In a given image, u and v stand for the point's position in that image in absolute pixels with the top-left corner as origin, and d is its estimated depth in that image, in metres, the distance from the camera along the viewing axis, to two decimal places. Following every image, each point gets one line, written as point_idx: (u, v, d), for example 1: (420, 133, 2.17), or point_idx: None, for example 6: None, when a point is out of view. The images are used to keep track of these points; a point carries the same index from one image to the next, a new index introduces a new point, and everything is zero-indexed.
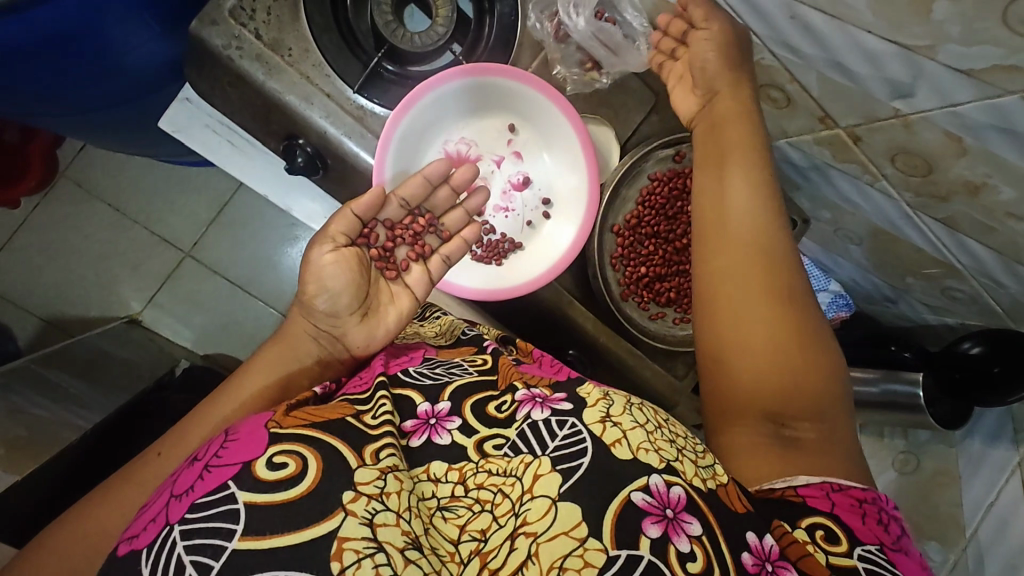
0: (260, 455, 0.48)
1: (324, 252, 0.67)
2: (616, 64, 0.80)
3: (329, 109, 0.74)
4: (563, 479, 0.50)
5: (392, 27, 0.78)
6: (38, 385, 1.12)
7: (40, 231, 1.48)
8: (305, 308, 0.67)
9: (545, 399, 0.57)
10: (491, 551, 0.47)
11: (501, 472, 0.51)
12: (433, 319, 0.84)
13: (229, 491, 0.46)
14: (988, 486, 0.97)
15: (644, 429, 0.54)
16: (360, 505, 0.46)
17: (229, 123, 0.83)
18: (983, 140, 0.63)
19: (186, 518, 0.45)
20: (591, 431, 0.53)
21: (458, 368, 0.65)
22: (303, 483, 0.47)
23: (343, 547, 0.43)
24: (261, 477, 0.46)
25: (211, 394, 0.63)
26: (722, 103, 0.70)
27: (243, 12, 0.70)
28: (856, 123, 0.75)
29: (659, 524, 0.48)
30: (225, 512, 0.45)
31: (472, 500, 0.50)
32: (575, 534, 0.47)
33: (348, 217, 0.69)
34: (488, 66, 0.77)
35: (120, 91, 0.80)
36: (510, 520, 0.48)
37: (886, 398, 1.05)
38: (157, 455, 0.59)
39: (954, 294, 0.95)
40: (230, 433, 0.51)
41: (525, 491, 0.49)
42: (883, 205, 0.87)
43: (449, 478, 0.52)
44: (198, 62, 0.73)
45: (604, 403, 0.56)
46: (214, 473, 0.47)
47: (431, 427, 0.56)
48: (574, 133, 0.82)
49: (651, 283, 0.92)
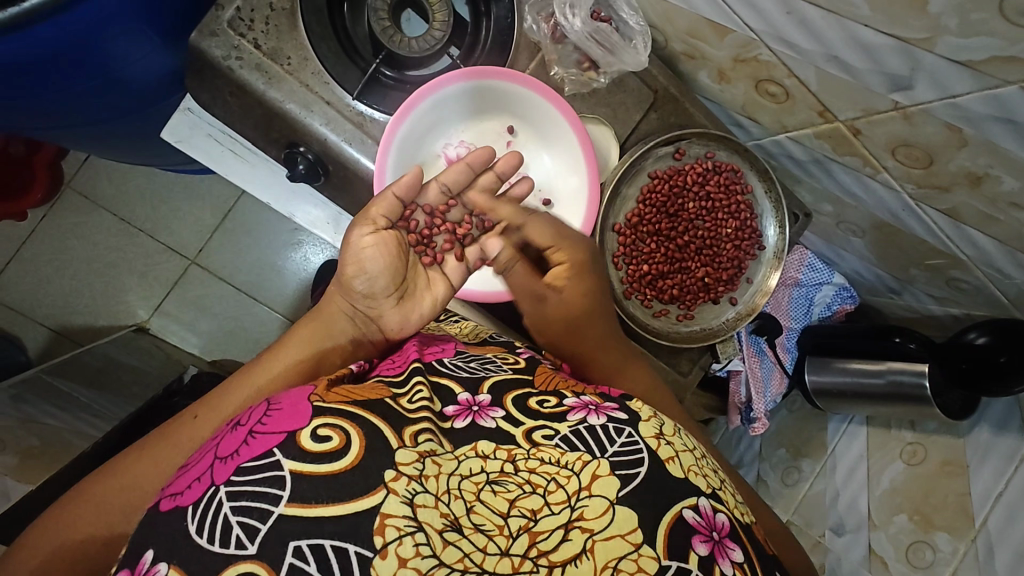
0: (303, 427, 0.48)
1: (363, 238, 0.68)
2: (613, 62, 0.80)
3: (329, 116, 0.74)
4: (622, 484, 0.51)
5: (389, 33, 0.79)
6: (50, 394, 1.13)
7: (47, 242, 1.49)
8: (344, 286, 0.68)
9: (598, 406, 0.58)
10: (541, 533, 0.48)
11: (554, 462, 0.51)
12: (450, 322, 0.87)
13: (275, 458, 0.46)
14: (997, 475, 0.96)
15: (693, 454, 0.58)
16: (401, 485, 0.46)
17: (231, 132, 0.84)
18: (984, 131, 0.63)
19: (232, 480, 0.45)
20: (647, 444, 0.55)
21: (493, 364, 0.66)
22: (347, 459, 0.47)
23: (386, 523, 0.44)
24: (307, 449, 0.47)
25: (247, 363, 0.65)
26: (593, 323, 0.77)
27: (242, 22, 0.71)
28: (855, 117, 0.75)
29: (706, 543, 0.50)
30: (270, 478, 0.45)
31: (523, 479, 0.50)
32: (631, 539, 0.49)
33: (390, 202, 0.69)
34: (488, 68, 0.77)
35: (124, 104, 0.81)
36: (566, 511, 0.49)
37: (891, 390, 1.07)
38: (192, 418, 0.60)
39: (959, 285, 0.94)
40: (273, 402, 0.52)
41: (583, 488, 0.50)
42: (885, 198, 0.86)
43: (498, 456, 0.52)
44: (199, 73, 0.74)
45: (656, 420, 0.59)
46: (259, 440, 0.48)
47: (475, 412, 0.57)
48: (573, 133, 0.82)
49: (654, 281, 0.92)
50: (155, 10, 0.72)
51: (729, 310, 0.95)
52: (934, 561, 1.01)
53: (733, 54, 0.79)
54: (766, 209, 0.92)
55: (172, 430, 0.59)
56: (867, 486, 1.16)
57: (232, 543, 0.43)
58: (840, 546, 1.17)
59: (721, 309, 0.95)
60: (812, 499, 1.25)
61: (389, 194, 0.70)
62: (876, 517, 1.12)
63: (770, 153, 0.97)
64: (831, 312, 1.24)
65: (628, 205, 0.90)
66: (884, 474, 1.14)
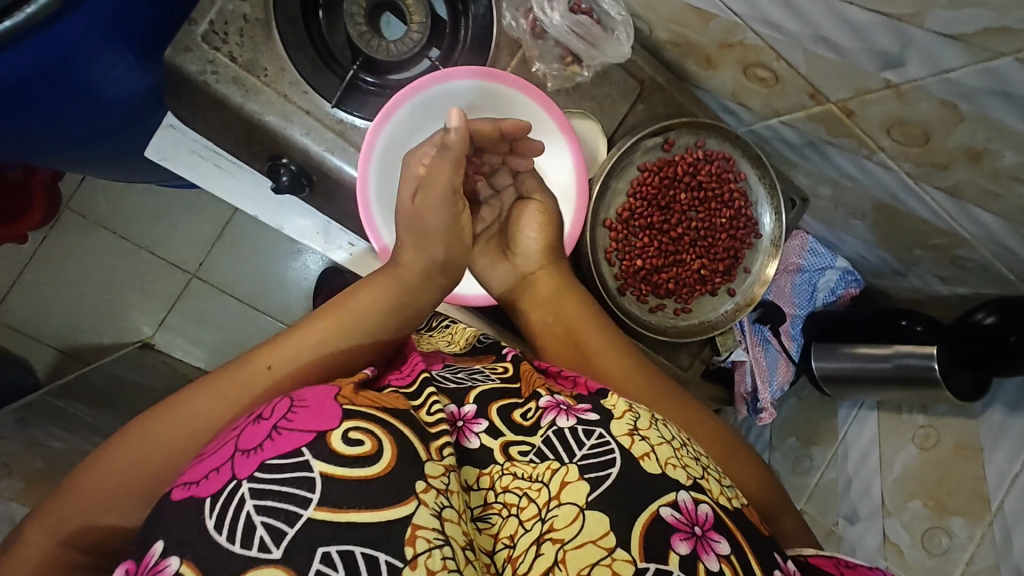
0: (334, 428, 0.46)
1: (443, 215, 0.70)
2: (595, 55, 0.78)
3: (309, 125, 0.73)
4: (591, 488, 0.52)
5: (366, 38, 0.77)
6: (57, 416, 1.14)
7: (48, 264, 1.50)
8: (427, 245, 0.71)
9: (570, 407, 0.59)
10: (519, 557, 0.50)
11: (526, 476, 0.54)
12: (441, 328, 0.87)
13: (304, 458, 0.44)
14: (1012, 456, 0.94)
15: (671, 446, 0.57)
16: (430, 497, 0.46)
17: (215, 147, 0.83)
18: (981, 105, 0.61)
19: (256, 476, 0.44)
20: (619, 444, 0.55)
21: (480, 374, 0.66)
22: (379, 466, 0.46)
23: (415, 534, 0.44)
24: (338, 450, 0.45)
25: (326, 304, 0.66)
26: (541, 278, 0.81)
27: (216, 36, 0.70)
28: (847, 97, 0.73)
29: (688, 541, 0.51)
30: (301, 479, 0.44)
31: (501, 504, 0.53)
32: (603, 543, 0.50)
33: (456, 160, 0.68)
34: (497, 72, 0.77)
35: (108, 123, 0.80)
36: (537, 525, 0.51)
37: (900, 374, 1.05)
38: (266, 369, 0.58)
39: (965, 264, 0.92)
40: (297, 397, 0.49)
41: (552, 498, 0.52)
42: (883, 178, 0.84)
43: (480, 484, 0.54)
44: (177, 90, 0.73)
45: (630, 415, 0.59)
46: (284, 436, 0.46)
47: (459, 429, 0.57)
48: (561, 134, 0.81)
49: (648, 276, 0.91)
50: (130, 25, 0.71)
51: (728, 302, 0.93)
52: (950, 546, 1.00)
53: (718, 40, 0.77)
54: (760, 197, 0.90)
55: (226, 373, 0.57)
56: (880, 473, 1.14)
57: (255, 545, 0.42)
58: (854, 534, 1.15)
59: (719, 301, 0.94)
60: (824, 487, 1.23)
61: (453, 155, 0.67)
62: (889, 503, 1.10)
63: (764, 138, 0.94)
64: (836, 297, 1.21)
65: (611, 199, 0.89)
66: (897, 460, 1.12)
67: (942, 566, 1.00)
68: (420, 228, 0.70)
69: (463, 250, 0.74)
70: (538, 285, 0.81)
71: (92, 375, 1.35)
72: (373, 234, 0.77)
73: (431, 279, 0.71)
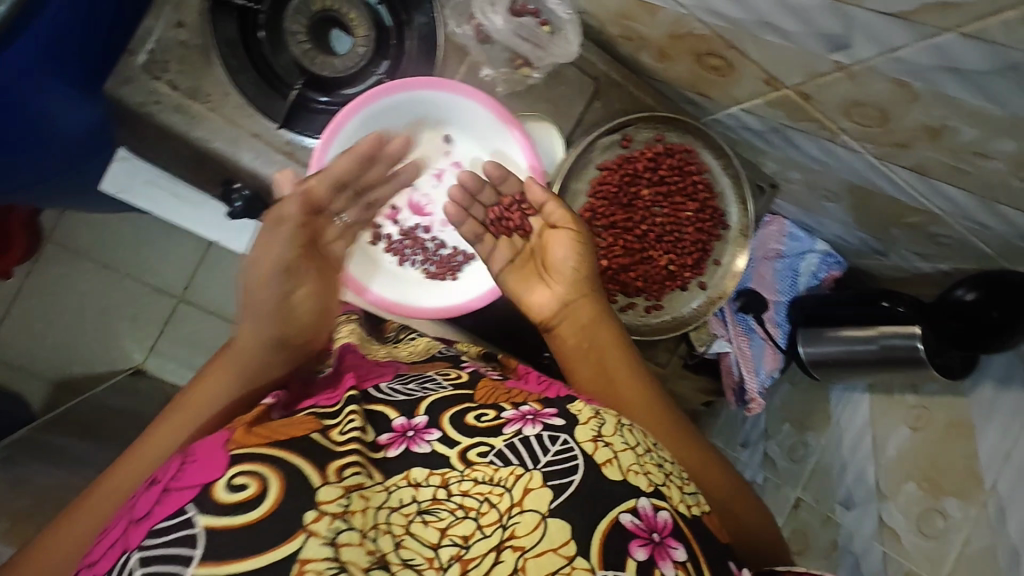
0: (218, 478, 0.48)
1: (277, 291, 0.69)
2: (543, 56, 0.78)
3: (257, 148, 0.73)
4: (554, 496, 0.52)
5: (310, 55, 0.77)
6: (47, 452, 1.14)
7: (35, 297, 1.50)
8: (258, 324, 0.68)
9: (535, 415, 0.58)
10: (472, 560, 0.49)
11: (488, 480, 0.52)
12: (407, 340, 0.86)
13: (188, 516, 0.46)
14: (1004, 432, 0.93)
15: (633, 452, 0.58)
16: (322, 525, 0.46)
17: (170, 175, 0.85)
18: (932, 83, 0.59)
19: (145, 544, 0.45)
20: (582, 450, 0.56)
21: (432, 382, 0.66)
22: (262, 507, 0.47)
23: (305, 569, 0.45)
24: (221, 501, 0.47)
25: (166, 410, 0.65)
26: (576, 301, 0.75)
27: (156, 65, 0.70)
28: (801, 82, 0.71)
29: (645, 547, 0.53)
30: (185, 538, 0.45)
31: (456, 504, 0.51)
32: (563, 552, 0.51)
33: (296, 231, 0.67)
34: (456, 86, 0.77)
35: (60, 161, 0.81)
36: (497, 531, 0.50)
37: (886, 356, 1.03)
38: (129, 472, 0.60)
39: (942, 241, 0.90)
40: (188, 454, 0.51)
41: (514, 504, 0.51)
42: (849, 160, 0.82)
43: (431, 482, 0.52)
44: (124, 120, 0.73)
45: (596, 421, 0.59)
46: (172, 497, 0.48)
47: (409, 438, 0.56)
48: (509, 131, 0.80)
49: (615, 275, 0.90)
50: (59, 58, 0.70)
51: (699, 297, 0.92)
52: (947, 527, 0.99)
53: (669, 31, 0.75)
54: (726, 186, 0.89)
55: (99, 490, 0.59)
56: (874, 456, 1.12)
57: None
58: (851, 519, 1.13)
59: (690, 295, 0.92)
60: (820, 474, 1.21)
61: (290, 227, 0.67)
62: (884, 486, 1.09)
63: (727, 126, 0.93)
64: (818, 281, 1.19)
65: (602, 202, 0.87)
66: (890, 442, 1.10)
67: (939, 549, 0.99)
68: (252, 304, 0.68)
69: (306, 328, 0.72)
70: (573, 310, 0.75)
71: (84, 407, 1.36)
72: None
73: (270, 360, 0.68)
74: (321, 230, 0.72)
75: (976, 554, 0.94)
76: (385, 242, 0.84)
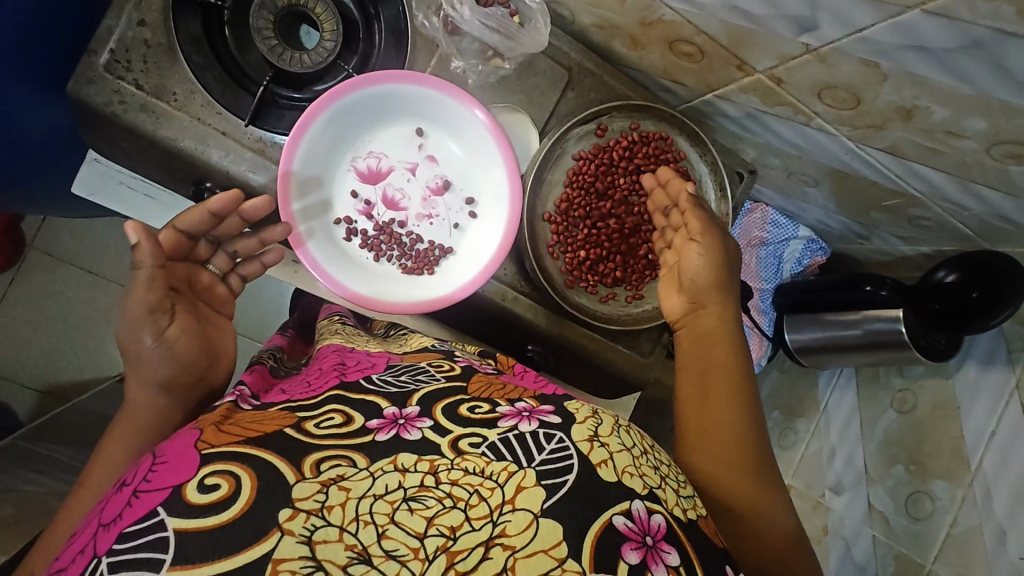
0: (189, 479, 0.49)
1: (147, 341, 0.67)
2: (513, 47, 0.79)
3: (227, 146, 0.74)
4: (547, 495, 0.51)
5: (277, 51, 0.76)
6: (32, 460, 1.13)
7: (17, 306, 1.48)
8: (143, 375, 0.68)
9: (531, 412, 0.59)
10: (459, 553, 0.46)
11: (479, 472, 0.51)
12: (399, 334, 0.89)
13: (160, 518, 0.46)
14: (988, 414, 0.92)
15: (631, 454, 0.57)
16: (297, 523, 0.46)
17: (143, 177, 0.85)
18: (900, 62, 0.58)
19: (115, 549, 0.45)
20: (577, 449, 0.55)
21: (426, 374, 0.67)
22: (234, 508, 0.47)
23: (279, 568, 0.44)
24: (192, 501, 0.47)
25: (80, 484, 0.64)
26: (707, 309, 0.76)
27: (119, 65, 0.70)
28: (772, 66, 0.71)
29: (638, 550, 0.50)
30: (155, 541, 0.45)
31: (444, 493, 0.49)
32: (554, 553, 0.48)
33: (150, 273, 0.67)
34: (420, 77, 0.77)
35: (28, 165, 0.83)
36: (486, 526, 0.48)
37: (870, 340, 1.02)
38: (77, 506, 0.60)
39: (922, 223, 0.90)
40: (160, 457, 0.52)
41: (506, 502, 0.49)
42: (827, 145, 0.82)
43: (419, 468, 0.51)
44: (90, 119, 0.73)
45: (593, 421, 0.59)
46: (144, 500, 0.48)
47: (400, 425, 0.56)
48: (473, 112, 0.80)
49: (594, 265, 0.90)
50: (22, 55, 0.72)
51: None
52: (933, 510, 0.97)
53: (639, 18, 0.75)
54: (703, 173, 0.92)
55: (45, 544, 0.58)
56: (862, 440, 1.12)
57: None
58: (840, 505, 1.13)
59: None
60: (810, 460, 1.22)
61: (145, 273, 0.67)
62: (872, 470, 1.09)
63: (705, 114, 0.92)
64: (803, 268, 1.20)
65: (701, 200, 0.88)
66: (878, 425, 1.10)
67: (926, 531, 0.98)
68: (133, 366, 0.68)
69: (194, 365, 0.70)
70: (700, 317, 0.76)
71: (71, 413, 1.35)
72: (301, 249, 0.78)
73: (166, 404, 0.68)
74: (184, 279, 0.74)
75: (962, 536, 0.92)
76: (360, 238, 0.83)
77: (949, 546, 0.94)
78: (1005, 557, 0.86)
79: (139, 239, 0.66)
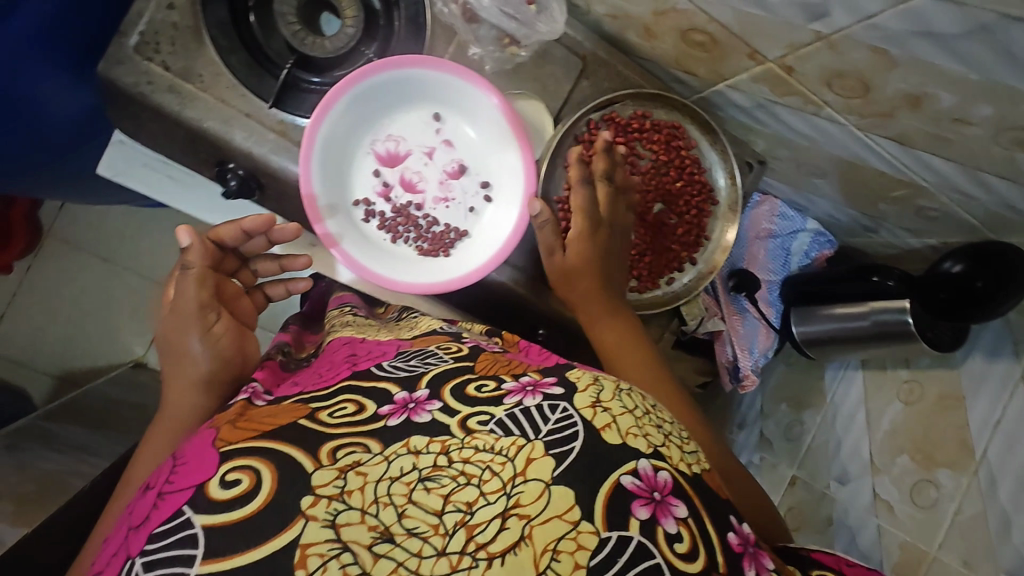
0: (210, 477, 0.50)
1: (194, 340, 0.72)
2: (527, 34, 0.81)
3: (250, 127, 0.76)
4: (556, 463, 0.52)
5: (300, 36, 0.80)
6: (47, 440, 1.15)
7: (36, 292, 1.50)
8: (185, 374, 0.71)
9: (535, 386, 0.59)
10: (477, 526, 0.48)
11: (489, 449, 0.52)
12: (411, 317, 0.91)
13: (186, 516, 0.48)
14: (994, 402, 0.93)
15: (633, 416, 0.58)
16: (320, 509, 0.48)
17: (165, 158, 0.87)
18: (910, 50, 0.59)
19: (147, 549, 0.47)
20: (581, 416, 0.56)
21: (436, 356, 0.69)
22: (255, 501, 0.49)
23: (307, 553, 0.46)
24: (216, 498, 0.49)
25: (117, 487, 0.65)
26: (586, 277, 0.85)
27: (148, 47, 0.73)
28: (784, 54, 0.72)
29: (648, 506, 0.51)
30: (185, 538, 0.47)
31: (458, 471, 0.51)
32: (568, 517, 0.49)
33: (202, 278, 0.74)
34: (426, 60, 0.78)
35: (56, 142, 0.86)
36: (501, 499, 0.49)
37: (879, 331, 1.02)
38: (114, 510, 0.63)
39: (929, 214, 0.91)
40: (179, 458, 0.54)
41: (517, 474, 0.51)
42: (837, 135, 0.83)
43: (431, 449, 0.52)
44: (120, 101, 0.76)
45: (594, 388, 0.60)
46: (169, 501, 0.50)
47: (410, 409, 0.57)
48: (490, 96, 0.81)
49: None
50: (52, 33, 0.74)
51: (690, 272, 0.99)
52: (938, 498, 0.99)
53: (652, 8, 0.76)
54: (714, 161, 0.95)
55: (90, 545, 0.60)
56: (869, 431, 1.12)
57: None
58: (846, 494, 1.14)
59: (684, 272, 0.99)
60: (815, 451, 1.23)
61: (195, 274, 0.74)
62: (878, 460, 1.09)
63: (715, 104, 0.94)
64: (811, 261, 1.21)
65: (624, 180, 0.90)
66: (885, 415, 1.10)
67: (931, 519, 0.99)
68: (177, 368, 0.72)
69: (232, 363, 0.74)
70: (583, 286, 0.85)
71: (88, 398, 1.37)
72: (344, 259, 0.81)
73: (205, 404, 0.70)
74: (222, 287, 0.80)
75: (967, 522, 0.94)
76: (378, 220, 0.85)
77: (956, 531, 0.96)
78: (1011, 544, 0.88)
79: (191, 244, 0.74)
